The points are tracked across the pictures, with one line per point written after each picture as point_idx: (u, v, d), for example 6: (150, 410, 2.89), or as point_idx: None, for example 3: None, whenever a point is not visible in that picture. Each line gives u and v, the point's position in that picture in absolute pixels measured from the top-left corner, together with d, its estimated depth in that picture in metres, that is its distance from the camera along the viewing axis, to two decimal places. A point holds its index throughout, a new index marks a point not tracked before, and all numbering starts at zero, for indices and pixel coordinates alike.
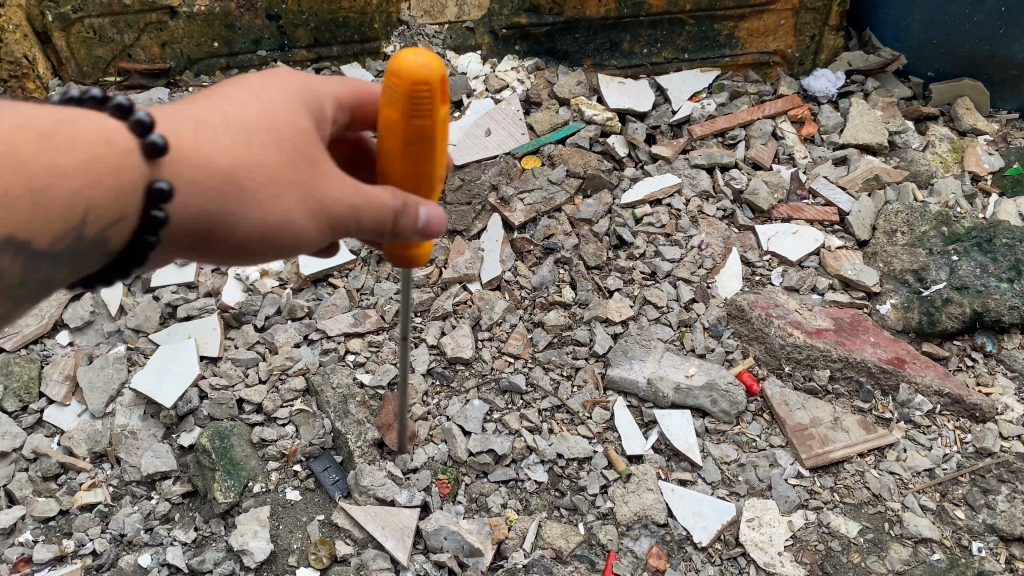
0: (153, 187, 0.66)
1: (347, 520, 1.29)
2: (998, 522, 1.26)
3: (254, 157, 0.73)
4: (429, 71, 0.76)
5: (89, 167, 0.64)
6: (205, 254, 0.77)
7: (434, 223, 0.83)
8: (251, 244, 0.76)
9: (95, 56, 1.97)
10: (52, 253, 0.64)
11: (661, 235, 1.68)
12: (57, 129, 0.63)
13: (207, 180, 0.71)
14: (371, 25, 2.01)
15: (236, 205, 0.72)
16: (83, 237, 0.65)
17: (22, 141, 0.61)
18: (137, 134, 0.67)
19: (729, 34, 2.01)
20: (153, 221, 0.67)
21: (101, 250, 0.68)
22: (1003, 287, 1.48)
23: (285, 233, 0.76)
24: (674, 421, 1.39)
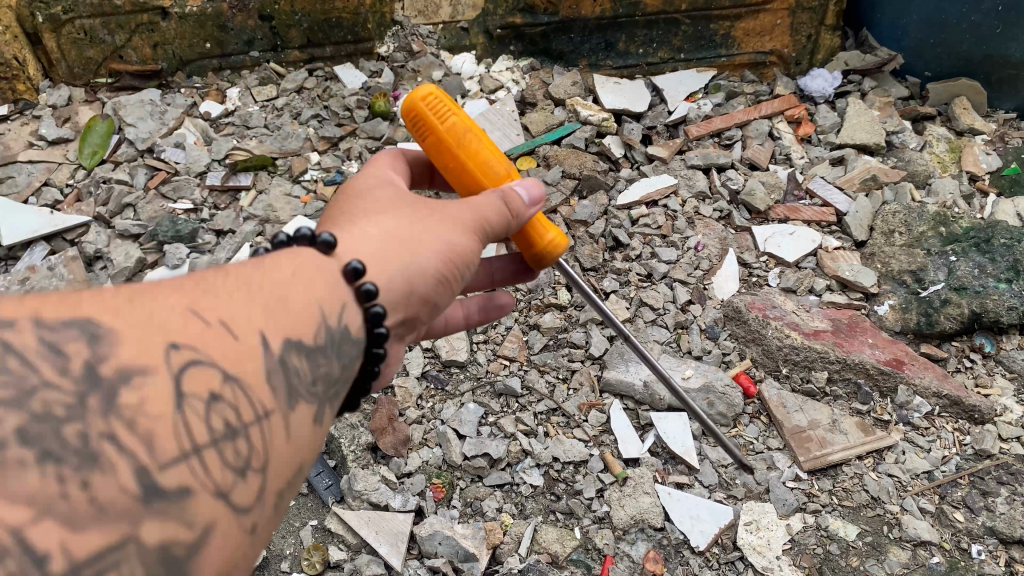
0: (350, 267, 0.74)
1: (340, 525, 1.27)
2: (998, 524, 1.25)
3: (392, 216, 0.83)
4: (432, 89, 0.95)
5: (271, 292, 0.67)
6: (415, 317, 0.85)
7: (533, 192, 0.91)
8: (442, 285, 0.84)
9: (86, 57, 1.95)
10: (294, 383, 0.65)
11: (657, 236, 1.67)
12: (224, 276, 0.66)
13: (383, 248, 0.79)
14: (364, 26, 2.00)
15: (416, 257, 0.81)
16: (299, 358, 0.66)
17: (214, 295, 0.63)
18: (318, 242, 0.74)
19: (724, 34, 2.00)
20: (368, 294, 0.74)
21: (324, 361, 0.69)
22: (1001, 287, 1.47)
23: (456, 261, 0.84)
24: (671, 423, 1.38)
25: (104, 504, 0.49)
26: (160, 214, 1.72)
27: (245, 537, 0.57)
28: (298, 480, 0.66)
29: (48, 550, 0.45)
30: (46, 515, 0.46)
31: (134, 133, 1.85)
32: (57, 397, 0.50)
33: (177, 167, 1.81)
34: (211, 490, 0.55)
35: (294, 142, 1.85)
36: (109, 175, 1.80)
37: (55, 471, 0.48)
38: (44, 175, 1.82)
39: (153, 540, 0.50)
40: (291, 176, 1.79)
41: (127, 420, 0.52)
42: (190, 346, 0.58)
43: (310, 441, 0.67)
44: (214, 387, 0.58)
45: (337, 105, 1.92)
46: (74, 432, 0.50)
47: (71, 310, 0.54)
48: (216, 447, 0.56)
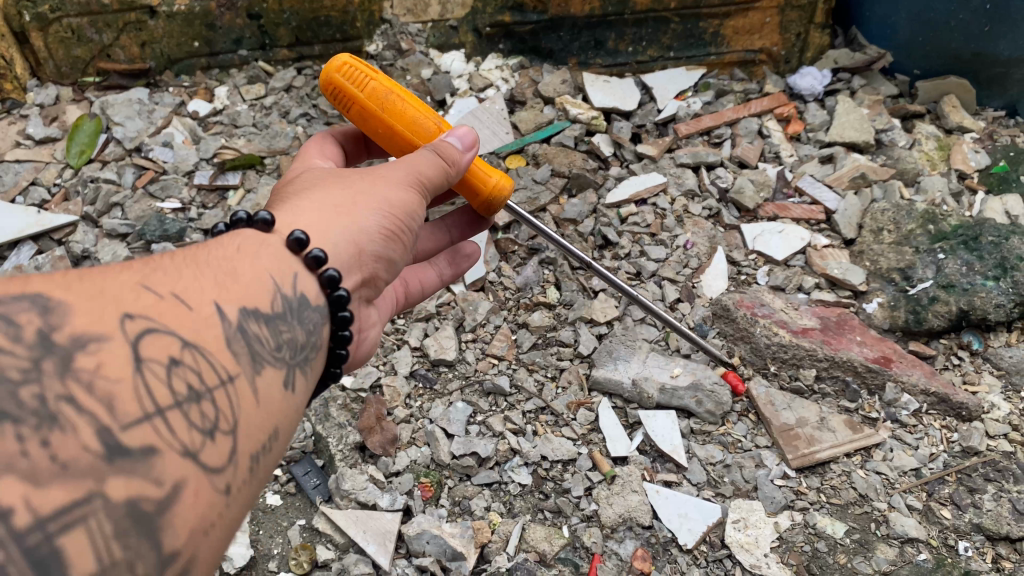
0: (291, 236, 0.82)
1: (327, 524, 1.27)
2: (985, 521, 1.25)
3: (329, 190, 0.93)
4: (346, 59, 1.07)
5: (220, 271, 0.73)
6: (370, 277, 0.94)
7: (461, 138, 1.03)
8: (390, 240, 0.93)
9: (73, 56, 1.95)
10: (254, 349, 0.70)
11: (646, 235, 1.67)
12: (173, 258, 0.72)
13: (324, 218, 0.88)
14: (353, 24, 1.99)
15: (357, 221, 0.90)
16: (256, 325, 0.72)
17: (164, 273, 0.68)
18: (257, 220, 0.83)
19: (713, 32, 2.00)
20: (313, 258, 0.82)
21: (283, 328, 0.75)
22: (989, 285, 1.47)
23: (399, 214, 0.94)
24: (659, 421, 1.38)
25: (67, 462, 0.51)
26: (147, 213, 1.72)
27: (219, 498, 0.60)
28: (273, 446, 0.70)
29: (13, 504, 0.47)
30: (10, 472, 0.48)
31: (122, 132, 1.84)
32: (14, 363, 0.53)
33: (165, 167, 1.80)
34: (177, 449, 0.58)
35: (282, 141, 1.85)
36: (96, 174, 1.79)
37: (15, 431, 0.50)
38: (31, 174, 1.82)
39: (120, 495, 0.52)
40: (280, 175, 1.79)
41: (85, 383, 0.55)
42: (145, 316, 0.62)
43: (280, 406, 0.71)
44: (172, 353, 0.62)
45: (326, 104, 1.92)
46: (33, 395, 0.52)
47: (24, 288, 0.58)
48: (179, 409, 0.59)
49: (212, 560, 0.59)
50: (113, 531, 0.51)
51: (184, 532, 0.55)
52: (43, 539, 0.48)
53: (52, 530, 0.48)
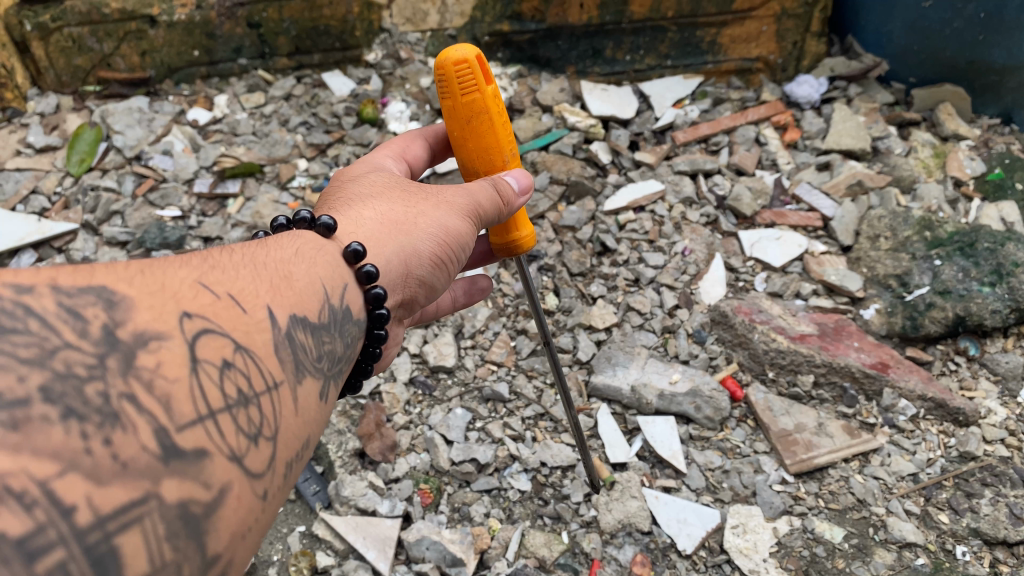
0: (350, 247, 0.84)
1: (328, 531, 1.28)
2: (982, 526, 1.26)
3: (386, 204, 0.96)
4: (469, 55, 0.96)
5: (271, 277, 0.74)
6: (408, 297, 0.97)
7: (520, 182, 1.03)
8: (436, 265, 0.96)
9: (74, 65, 1.95)
10: (297, 358, 0.70)
11: (644, 242, 1.69)
12: (228, 260, 0.72)
13: (379, 232, 0.92)
14: (353, 33, 2.01)
15: (412, 241, 0.93)
16: (301, 333, 0.72)
17: (220, 272, 0.69)
18: (319, 224, 0.86)
19: (711, 41, 2.02)
20: (365, 273, 0.84)
21: (326, 338, 0.76)
22: (985, 291, 1.48)
23: (451, 243, 0.97)
24: (657, 427, 1.39)
25: (127, 461, 0.50)
26: (147, 221, 1.73)
27: (258, 503, 0.59)
28: (305, 456, 0.69)
29: (75, 502, 0.46)
30: (73, 470, 0.47)
31: (122, 140, 1.85)
32: (81, 358, 0.52)
33: (164, 174, 1.81)
34: (226, 454, 0.56)
35: (282, 150, 1.86)
36: (96, 182, 1.80)
37: (79, 428, 0.49)
38: (31, 183, 1.83)
39: (174, 497, 0.51)
40: (279, 183, 1.80)
41: (146, 382, 0.54)
42: (201, 316, 0.62)
43: (315, 415, 0.71)
44: (225, 355, 0.61)
45: (325, 112, 1.93)
46: (96, 391, 0.51)
47: (88, 281, 0.57)
48: (229, 411, 0.59)
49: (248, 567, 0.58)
50: (166, 532, 0.50)
51: (226, 537, 0.54)
52: (102, 538, 0.46)
53: (110, 529, 0.47)
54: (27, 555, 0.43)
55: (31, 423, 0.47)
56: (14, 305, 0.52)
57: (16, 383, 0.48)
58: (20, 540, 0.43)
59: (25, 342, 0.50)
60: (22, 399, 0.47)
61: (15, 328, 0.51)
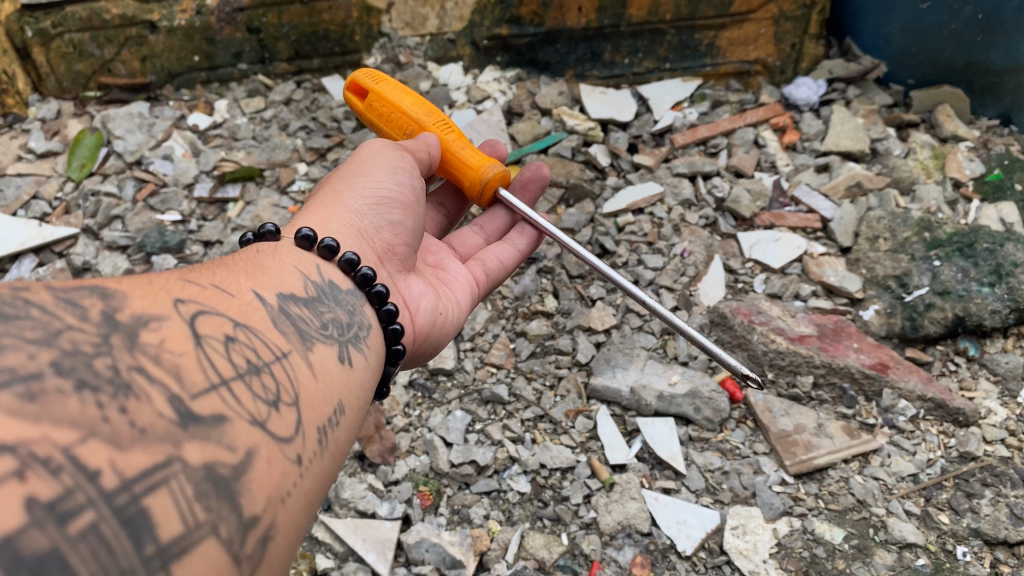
0: (300, 234, 0.91)
1: (327, 533, 1.27)
2: (983, 526, 1.25)
3: (322, 200, 1.05)
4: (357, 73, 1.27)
5: (248, 269, 0.82)
6: (384, 248, 1.05)
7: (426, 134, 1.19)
8: (383, 208, 1.06)
9: (75, 71, 1.97)
10: (300, 328, 0.78)
11: (644, 244, 1.69)
12: (206, 265, 0.81)
13: (322, 216, 1.01)
14: (352, 37, 2.02)
15: (344, 205, 1.05)
16: (296, 307, 0.81)
17: (200, 272, 0.78)
18: (265, 233, 0.93)
19: (709, 43, 2.03)
20: (327, 247, 0.91)
21: (324, 309, 0.85)
22: (984, 291, 1.48)
23: (382, 187, 1.07)
24: (657, 429, 1.39)
25: (145, 427, 0.56)
26: (147, 226, 1.74)
27: (292, 466, 0.65)
28: (341, 418, 0.76)
29: (99, 466, 0.51)
30: (94, 436, 0.53)
31: (123, 145, 1.86)
32: (85, 337, 0.59)
33: (165, 179, 1.82)
34: (246, 419, 0.63)
35: (282, 154, 1.86)
36: (97, 187, 1.81)
37: (94, 398, 0.55)
38: (33, 188, 1.83)
39: (198, 460, 0.57)
40: (279, 187, 1.81)
41: (152, 355, 0.61)
42: (194, 300, 0.70)
43: (339, 380, 0.79)
44: (227, 331, 0.70)
45: (325, 117, 1.93)
46: (105, 365, 0.58)
47: (81, 282, 0.65)
48: (241, 380, 0.66)
49: (295, 525, 0.64)
50: (195, 493, 0.56)
51: (261, 499, 0.60)
52: (131, 499, 0.52)
53: (137, 491, 0.52)
54: (58, 517, 0.48)
55: (46, 394, 0.53)
56: (13, 298, 0.58)
57: (28, 360, 0.54)
58: (51, 502, 0.48)
59: (29, 325, 0.57)
60: (35, 372, 0.54)
61: (18, 316, 0.57)
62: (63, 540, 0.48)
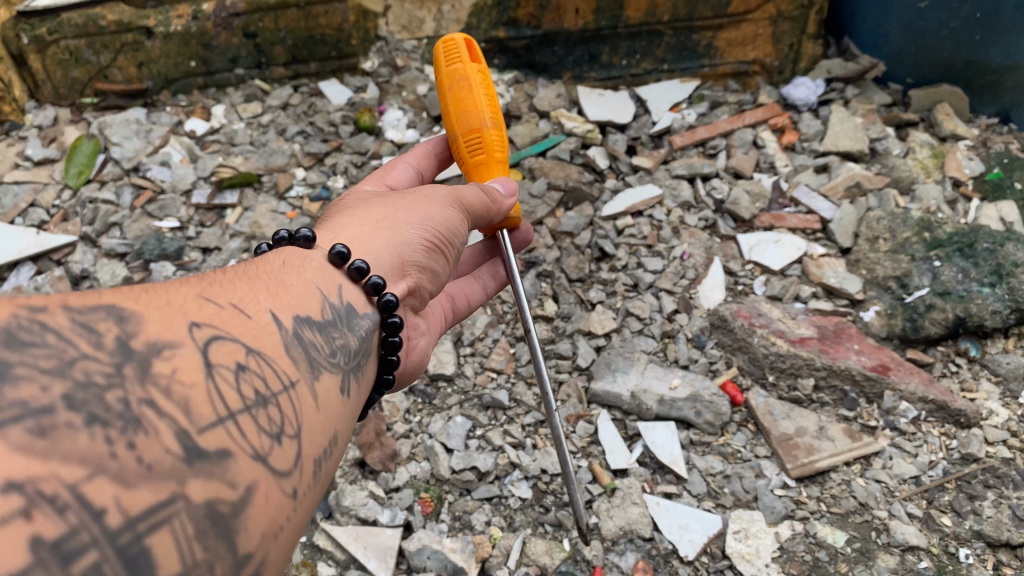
0: (334, 250, 0.88)
1: (329, 541, 1.27)
2: (985, 528, 1.25)
3: (365, 215, 1.01)
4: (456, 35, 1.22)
5: (269, 284, 0.78)
6: (415, 284, 1.01)
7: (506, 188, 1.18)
8: (433, 251, 1.02)
9: (72, 77, 1.96)
10: (311, 355, 0.74)
11: (643, 247, 1.69)
12: (225, 276, 0.77)
13: (366, 233, 0.97)
14: (349, 41, 2.00)
15: (399, 234, 0.99)
16: (309, 332, 0.77)
17: (218, 287, 0.73)
18: (299, 238, 0.90)
19: (707, 44, 2.02)
20: (356, 269, 0.89)
21: (336, 335, 0.80)
22: (985, 292, 1.48)
23: (439, 228, 1.03)
24: (658, 433, 1.39)
25: (152, 463, 0.53)
26: (146, 232, 1.73)
27: (288, 501, 0.62)
28: (334, 450, 0.73)
29: (104, 504, 0.49)
30: (101, 473, 0.50)
31: (120, 152, 1.86)
32: (99, 367, 0.55)
33: (163, 186, 1.82)
34: (250, 453, 0.60)
35: (280, 159, 1.86)
36: (94, 195, 1.80)
37: (103, 433, 0.52)
38: (30, 195, 1.83)
39: (200, 498, 0.54)
40: (278, 192, 1.80)
41: (163, 388, 0.57)
42: (210, 324, 0.66)
43: (338, 409, 0.75)
44: (239, 359, 0.65)
45: (323, 121, 1.93)
46: (116, 398, 0.54)
47: (97, 299, 0.61)
48: (248, 412, 0.62)
49: (283, 562, 0.62)
50: (195, 532, 0.53)
51: (256, 535, 0.57)
52: (133, 539, 0.49)
53: (140, 531, 0.49)
54: (61, 558, 0.46)
55: (56, 429, 0.50)
56: (29, 322, 0.55)
57: (40, 393, 0.51)
58: (56, 543, 0.46)
59: (43, 354, 0.53)
60: (47, 407, 0.50)
61: (34, 341, 0.54)
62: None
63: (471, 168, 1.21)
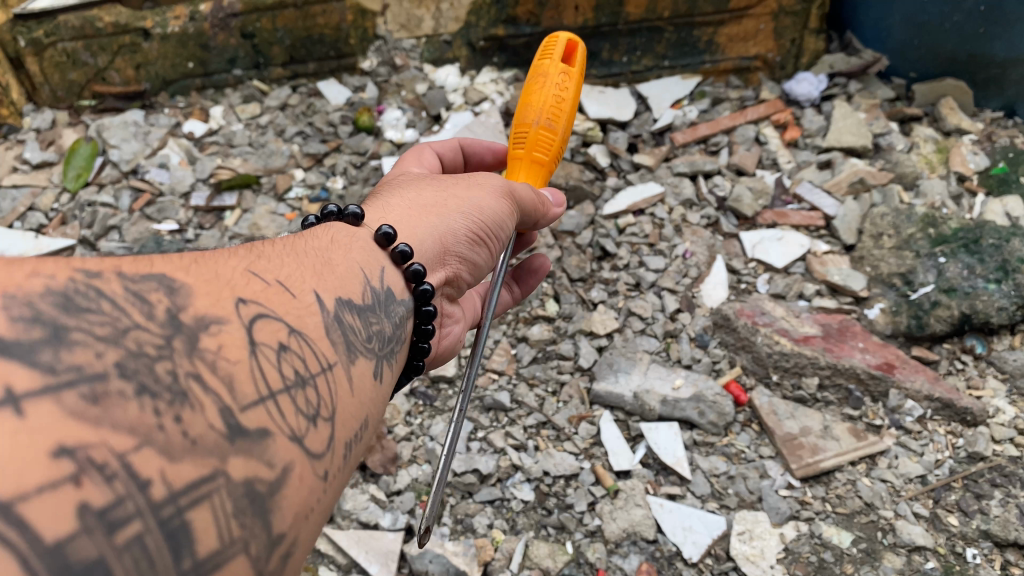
0: (380, 230, 0.85)
1: (330, 545, 1.27)
2: (992, 527, 1.24)
3: (422, 192, 1.00)
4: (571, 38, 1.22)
5: (315, 262, 0.75)
6: (454, 277, 0.99)
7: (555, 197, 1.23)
8: (475, 243, 0.99)
9: (69, 80, 1.95)
10: (347, 339, 0.71)
11: (645, 245, 1.68)
12: (271, 250, 0.74)
13: (414, 216, 0.94)
14: (347, 41, 2.00)
15: (445, 221, 0.96)
16: (349, 315, 0.73)
17: (266, 262, 0.70)
18: (347, 214, 0.87)
19: (708, 40, 2.00)
20: (400, 253, 0.85)
21: (373, 320, 0.77)
22: (991, 288, 1.46)
23: (486, 225, 1.00)
24: (661, 434, 1.38)
25: (196, 438, 0.50)
26: (144, 235, 1.73)
27: (319, 484, 0.58)
28: (364, 434, 0.69)
29: (151, 476, 0.46)
30: (148, 445, 0.47)
31: (118, 154, 1.85)
32: (150, 338, 0.52)
33: (161, 188, 1.81)
34: (287, 434, 0.56)
35: (279, 160, 1.85)
36: (93, 198, 1.80)
37: (152, 404, 0.49)
38: (29, 199, 1.83)
39: (239, 475, 0.51)
40: (277, 194, 1.79)
41: (210, 363, 0.54)
42: (256, 301, 0.63)
43: (370, 396, 0.71)
44: (281, 338, 0.62)
45: (321, 122, 1.92)
46: (166, 369, 0.51)
47: (150, 268, 0.58)
48: (288, 393, 0.59)
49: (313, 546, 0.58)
50: (233, 510, 0.50)
51: (290, 516, 0.54)
52: (175, 513, 0.46)
53: (183, 504, 0.47)
54: (107, 526, 0.43)
55: (109, 397, 0.47)
56: (86, 287, 0.52)
57: (94, 358, 0.48)
58: (102, 510, 0.43)
59: (98, 321, 0.51)
60: (100, 373, 0.48)
61: (88, 308, 0.51)
62: (110, 550, 0.43)
63: (524, 161, 1.19)
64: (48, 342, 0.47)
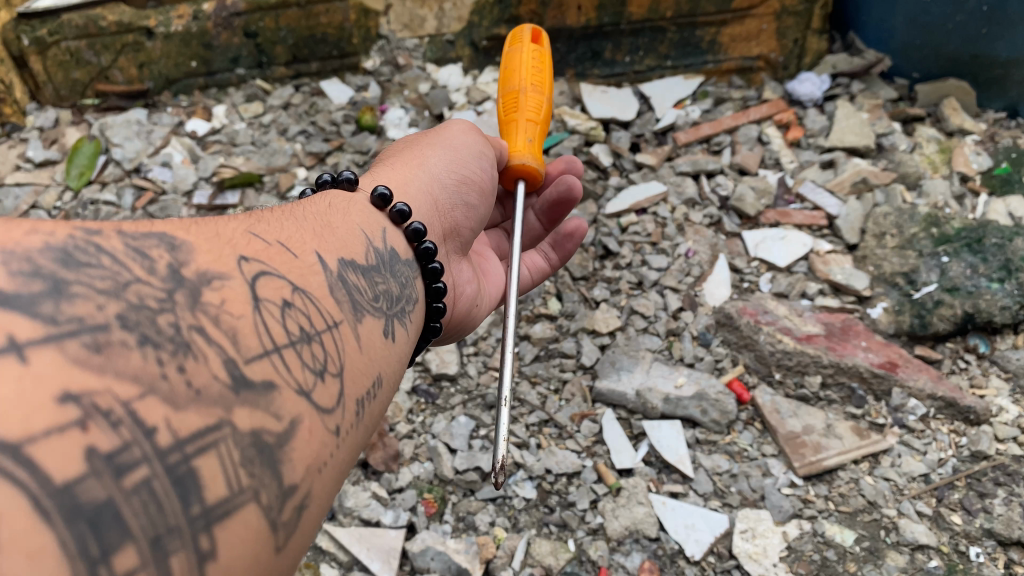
0: (376, 191, 0.91)
1: (332, 543, 1.26)
2: (996, 526, 1.23)
3: (397, 156, 1.08)
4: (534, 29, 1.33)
5: (315, 226, 0.79)
6: (451, 226, 1.07)
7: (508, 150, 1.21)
8: (462, 188, 1.07)
9: (73, 79, 1.96)
10: (353, 298, 0.75)
11: (647, 244, 1.68)
12: (273, 216, 0.77)
13: (399, 174, 1.02)
14: (350, 40, 2.01)
15: (427, 172, 1.05)
16: (353, 276, 0.77)
17: (266, 224, 0.74)
18: (342, 180, 0.92)
19: (711, 40, 2.01)
20: (399, 211, 0.91)
21: (378, 279, 0.82)
22: (993, 287, 1.46)
23: (466, 169, 1.09)
24: (664, 432, 1.37)
25: (201, 388, 0.52)
26: None
27: (331, 438, 0.61)
28: (377, 391, 0.73)
29: (156, 424, 0.48)
30: (152, 394, 0.49)
31: (121, 153, 1.86)
32: (151, 292, 0.55)
33: (164, 186, 1.81)
34: (294, 388, 0.60)
35: (281, 159, 1.85)
36: (96, 196, 1.80)
37: (155, 355, 0.51)
38: (32, 197, 1.83)
39: (246, 425, 0.54)
40: (279, 192, 1.79)
41: (213, 316, 0.57)
42: (257, 259, 0.66)
43: (381, 353, 0.75)
44: (284, 295, 0.65)
45: (324, 121, 1.92)
46: (168, 322, 0.54)
47: (150, 228, 0.61)
48: (293, 348, 0.62)
49: (328, 498, 0.61)
50: (241, 459, 0.52)
51: (302, 468, 0.57)
52: (182, 459, 0.49)
53: (189, 452, 0.49)
54: (115, 470, 0.45)
55: (111, 346, 0.50)
56: (86, 243, 0.55)
57: (95, 311, 0.51)
58: (109, 455, 0.46)
59: (100, 275, 0.53)
60: (102, 324, 0.50)
61: (90, 263, 0.54)
62: (118, 492, 0.45)
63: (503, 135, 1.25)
64: (49, 294, 0.50)
